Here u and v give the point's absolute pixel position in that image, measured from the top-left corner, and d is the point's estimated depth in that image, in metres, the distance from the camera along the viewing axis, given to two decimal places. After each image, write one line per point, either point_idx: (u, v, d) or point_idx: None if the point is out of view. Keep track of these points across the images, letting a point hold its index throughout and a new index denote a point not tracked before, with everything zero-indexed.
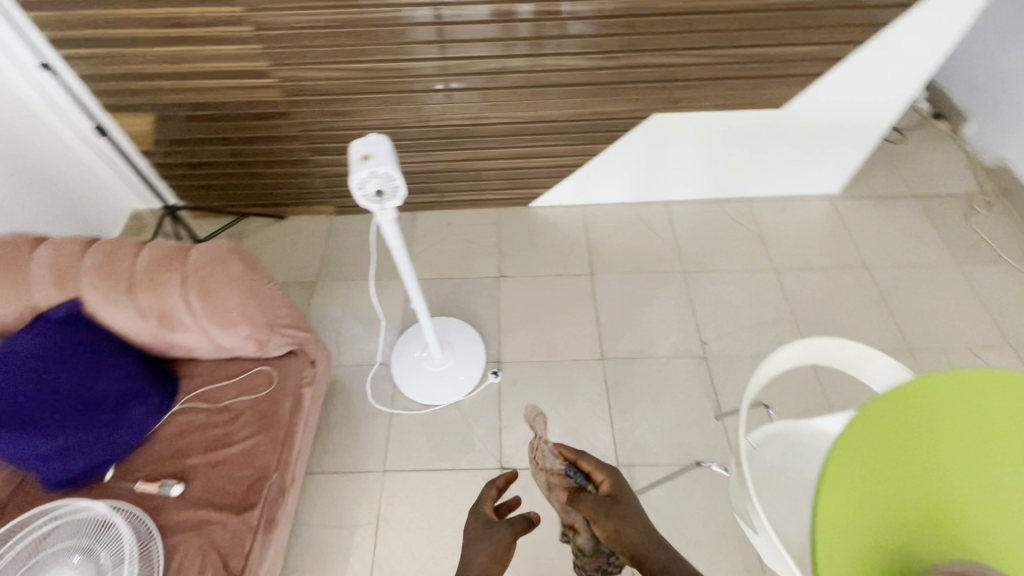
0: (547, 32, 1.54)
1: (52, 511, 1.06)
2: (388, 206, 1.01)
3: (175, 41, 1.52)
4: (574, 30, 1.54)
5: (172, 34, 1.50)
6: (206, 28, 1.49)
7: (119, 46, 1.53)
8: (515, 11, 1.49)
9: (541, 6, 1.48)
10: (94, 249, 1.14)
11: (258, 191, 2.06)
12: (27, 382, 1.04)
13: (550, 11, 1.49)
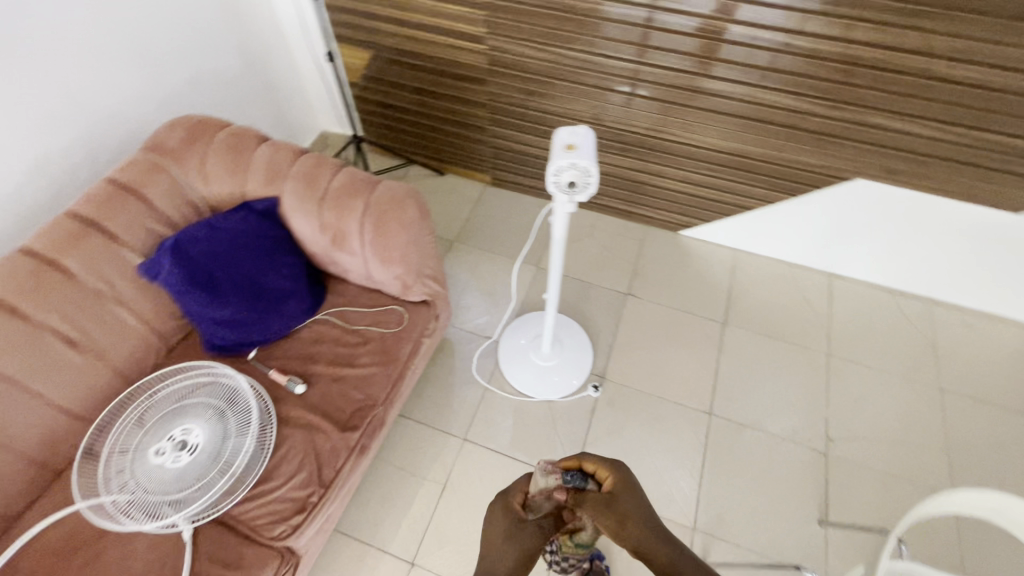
0: (761, 61, 1.45)
1: (209, 368, 1.22)
2: (575, 199, 1.00)
3: None
4: (790, 66, 1.44)
5: None
6: None
7: None
8: (729, 32, 1.42)
9: (764, 33, 1.39)
10: (304, 160, 1.27)
11: (430, 144, 2.18)
12: (221, 254, 1.19)
13: (771, 41, 1.40)
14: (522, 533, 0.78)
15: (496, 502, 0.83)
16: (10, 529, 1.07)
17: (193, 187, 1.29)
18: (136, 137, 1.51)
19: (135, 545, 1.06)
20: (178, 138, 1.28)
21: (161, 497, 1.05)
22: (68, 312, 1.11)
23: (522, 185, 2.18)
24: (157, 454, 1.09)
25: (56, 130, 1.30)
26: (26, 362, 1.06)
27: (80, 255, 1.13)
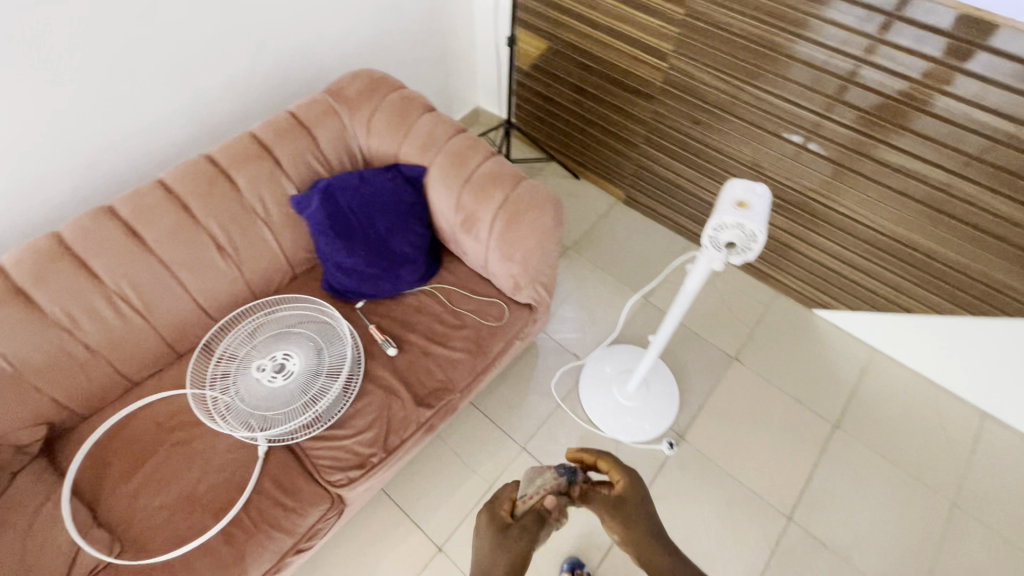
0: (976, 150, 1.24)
1: (320, 306, 1.31)
2: (730, 260, 0.91)
3: None
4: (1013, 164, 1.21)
5: None
6: None
7: None
8: (942, 106, 1.23)
9: (991, 119, 1.19)
10: (460, 138, 1.29)
11: (575, 146, 2.14)
12: (363, 206, 1.25)
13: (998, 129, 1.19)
14: (508, 539, 0.74)
15: (483, 513, 0.80)
16: (130, 392, 1.21)
17: (356, 137, 1.36)
18: (318, 78, 1.64)
19: (218, 444, 1.16)
20: (356, 90, 1.36)
21: (252, 409, 1.15)
22: (225, 221, 1.22)
23: (654, 211, 2.07)
24: (258, 369, 1.18)
25: (259, 57, 1.44)
26: (182, 255, 1.18)
27: (248, 173, 1.24)
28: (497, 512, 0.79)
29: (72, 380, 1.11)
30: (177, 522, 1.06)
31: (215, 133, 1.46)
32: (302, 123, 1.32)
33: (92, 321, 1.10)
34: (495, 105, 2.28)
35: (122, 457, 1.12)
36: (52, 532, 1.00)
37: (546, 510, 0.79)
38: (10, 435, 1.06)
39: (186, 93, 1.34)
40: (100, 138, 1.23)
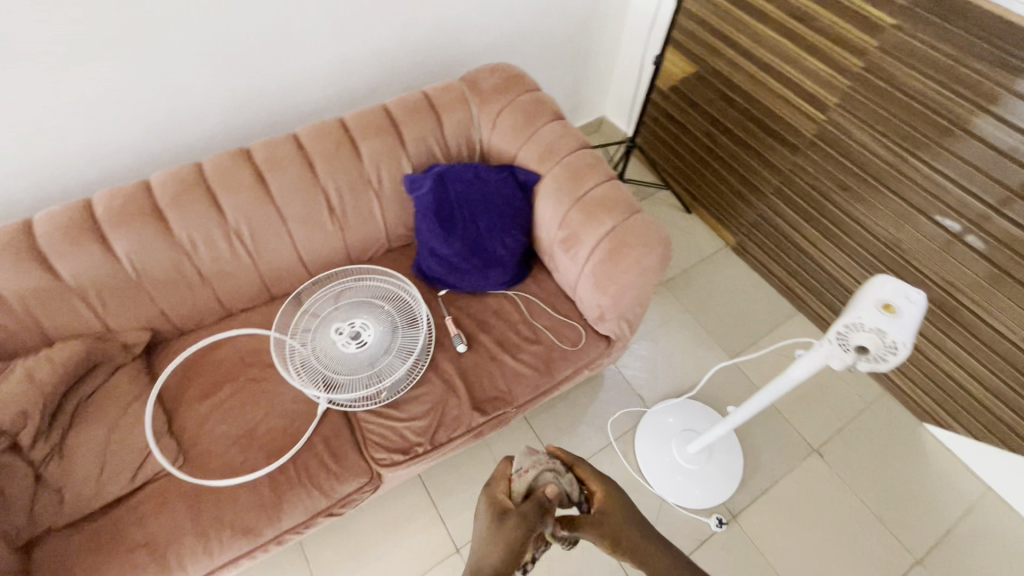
0: None
1: (404, 285, 1.34)
2: (862, 365, 0.79)
3: (769, 22, 1.48)
4: None
5: (776, 18, 1.45)
6: (808, 31, 1.40)
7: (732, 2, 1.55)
8: None
9: None
10: (582, 153, 1.24)
11: (694, 178, 2.01)
12: (470, 200, 1.24)
13: None
14: (503, 527, 0.62)
15: (482, 500, 0.69)
16: (225, 320, 1.31)
17: (479, 130, 1.36)
18: (457, 63, 1.66)
19: (285, 391, 1.22)
20: (491, 83, 1.35)
21: (322, 368, 1.20)
22: (341, 185, 1.27)
23: (764, 268, 1.90)
24: (336, 331, 1.23)
25: (409, 33, 1.48)
26: (297, 207, 1.24)
27: (372, 144, 1.28)
28: (491, 495, 0.69)
29: (180, 297, 1.21)
30: (234, 453, 1.14)
31: (352, 97, 1.53)
32: (433, 106, 1.34)
33: (208, 249, 1.19)
34: (621, 119, 2.20)
35: (204, 378, 1.22)
36: (133, 430, 1.10)
37: (544, 495, 0.67)
38: (122, 332, 1.18)
39: (337, 55, 1.40)
40: (255, 82, 1.33)
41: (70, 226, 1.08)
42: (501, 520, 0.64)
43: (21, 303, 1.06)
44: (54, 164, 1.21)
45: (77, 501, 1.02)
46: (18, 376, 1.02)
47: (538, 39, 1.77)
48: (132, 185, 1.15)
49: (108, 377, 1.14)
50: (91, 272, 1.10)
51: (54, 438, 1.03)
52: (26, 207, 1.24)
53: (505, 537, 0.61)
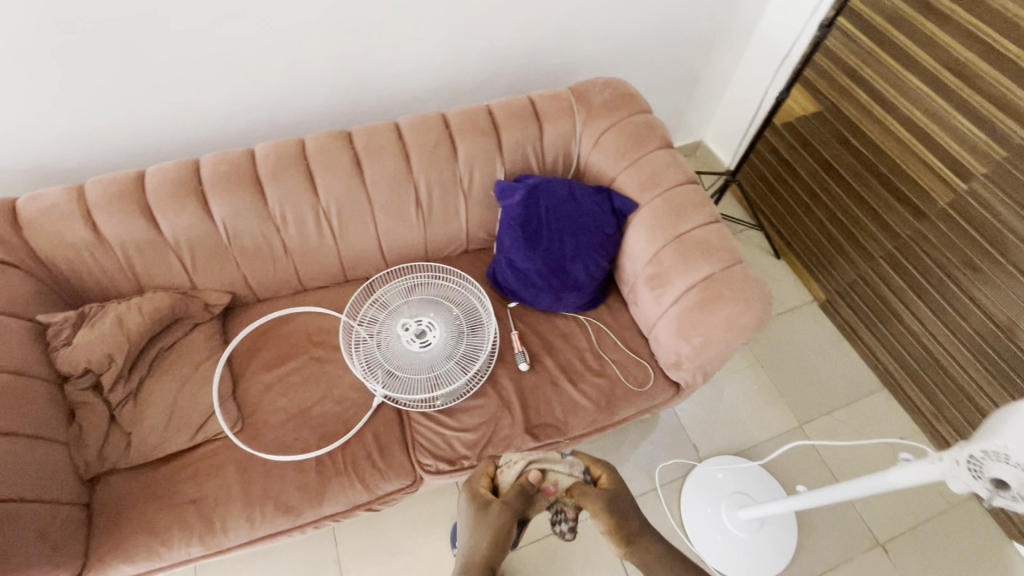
0: None
1: (474, 290, 1.31)
2: (997, 500, 0.69)
3: (921, 72, 1.33)
4: None
5: (931, 69, 1.31)
6: (968, 90, 1.24)
7: (880, 45, 1.41)
8: None
9: None
10: (686, 187, 1.16)
11: (791, 223, 1.88)
12: (560, 219, 1.19)
13: None
14: (487, 514, 0.80)
15: (465, 490, 0.88)
16: (299, 294, 1.33)
17: (580, 145, 1.30)
18: (565, 68, 1.60)
19: (345, 377, 1.23)
20: (600, 98, 1.28)
21: (384, 362, 1.19)
22: (433, 181, 1.25)
23: (852, 331, 1.75)
24: (402, 326, 1.21)
25: (523, 32, 1.43)
26: (387, 197, 1.23)
27: (470, 145, 1.25)
28: (475, 488, 0.86)
29: (262, 267, 1.23)
30: (289, 429, 1.16)
31: (454, 89, 1.50)
32: (537, 114, 1.29)
33: (296, 226, 1.20)
34: (722, 149, 2.07)
35: (271, 349, 1.24)
36: (201, 389, 1.14)
37: (526, 484, 0.84)
38: (205, 291, 1.21)
39: (448, 46, 1.38)
40: (365, 63, 1.33)
41: (176, 183, 1.11)
42: (483, 510, 0.82)
43: (122, 250, 1.10)
44: (170, 117, 1.25)
45: (142, 448, 1.07)
46: (109, 320, 1.06)
47: (652, 54, 1.68)
48: (237, 151, 1.17)
49: (186, 333, 1.18)
50: (187, 230, 1.13)
51: (131, 384, 1.08)
52: (140, 155, 1.30)
53: (488, 529, 0.78)
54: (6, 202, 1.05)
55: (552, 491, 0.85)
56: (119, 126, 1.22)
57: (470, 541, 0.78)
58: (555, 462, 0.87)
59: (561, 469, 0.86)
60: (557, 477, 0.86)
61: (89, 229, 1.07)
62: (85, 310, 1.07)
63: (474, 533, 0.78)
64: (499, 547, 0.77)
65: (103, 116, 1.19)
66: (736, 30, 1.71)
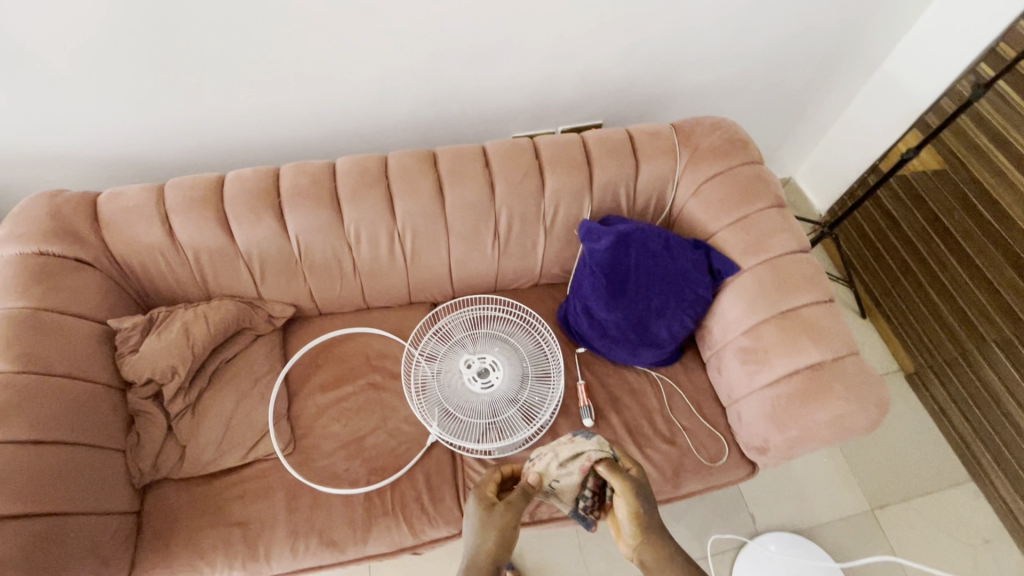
0: None
1: (541, 330, 1.23)
2: None
3: None
4: None
5: None
6: None
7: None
8: None
9: None
10: (798, 258, 1.04)
11: (885, 280, 1.68)
12: (650, 273, 1.09)
13: None
14: (492, 516, 0.73)
15: (470, 495, 0.80)
16: (361, 313, 1.28)
17: (677, 189, 1.18)
18: (663, 96, 1.48)
19: (401, 408, 1.18)
20: (707, 140, 1.16)
21: (444, 400, 1.13)
22: (515, 213, 1.16)
23: (942, 412, 1.57)
24: (465, 362, 1.14)
25: (627, 56, 1.32)
26: (464, 226, 1.16)
27: (560, 179, 1.15)
28: (482, 492, 0.79)
29: (329, 284, 1.19)
30: (340, 458, 1.12)
31: (543, 109, 1.41)
32: (634, 150, 1.18)
33: (368, 246, 1.14)
34: (813, 193, 1.90)
35: (330, 369, 1.20)
36: (258, 406, 1.11)
37: (529, 484, 0.81)
38: (270, 303, 1.18)
39: (544, 66, 1.28)
40: (456, 77, 1.25)
41: (254, 192, 1.07)
42: (491, 512, 0.75)
43: (195, 256, 1.07)
44: (253, 118, 1.21)
45: (195, 462, 1.04)
46: (176, 329, 1.04)
47: (758, 86, 1.54)
48: (319, 163, 1.12)
49: (247, 345, 1.15)
50: (260, 242, 1.08)
51: (191, 396, 1.05)
52: (220, 152, 1.27)
53: (495, 530, 0.71)
54: (89, 197, 1.03)
55: (586, 468, 0.81)
56: (204, 122, 1.19)
57: (474, 541, 0.71)
58: (576, 450, 0.84)
59: (589, 446, 0.84)
60: (587, 452, 0.82)
61: (166, 233, 1.04)
62: (153, 316, 1.05)
63: (479, 533, 0.72)
64: (505, 546, 0.71)
65: (189, 112, 1.16)
66: (855, 68, 1.54)
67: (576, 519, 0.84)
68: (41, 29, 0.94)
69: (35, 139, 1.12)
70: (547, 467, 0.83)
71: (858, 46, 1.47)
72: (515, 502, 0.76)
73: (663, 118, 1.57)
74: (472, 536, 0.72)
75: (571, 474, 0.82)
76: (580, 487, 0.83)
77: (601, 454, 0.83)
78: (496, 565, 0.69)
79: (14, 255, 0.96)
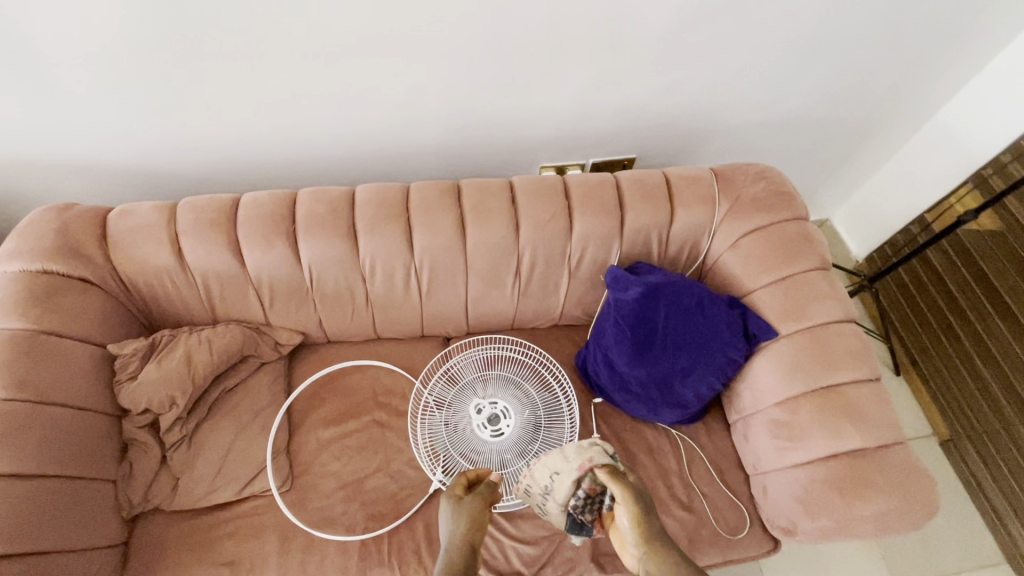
0: None
1: (558, 373, 1.17)
2: None
3: None
4: None
5: None
6: None
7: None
8: None
9: None
10: (842, 328, 0.96)
11: (925, 338, 1.58)
12: (680, 330, 1.02)
13: None
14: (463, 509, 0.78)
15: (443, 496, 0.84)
16: (371, 343, 1.22)
17: (713, 240, 1.11)
18: (702, 134, 1.41)
19: (405, 450, 1.12)
20: (751, 191, 1.08)
21: (451, 446, 1.06)
22: (539, 254, 1.10)
23: (980, 487, 1.46)
24: (475, 406, 1.07)
25: (667, 93, 1.25)
26: (485, 264, 1.10)
27: (590, 221, 1.08)
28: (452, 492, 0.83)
29: (340, 314, 1.14)
30: (338, 500, 1.06)
31: (574, 141, 1.34)
32: (671, 195, 1.10)
33: (384, 279, 1.09)
34: (852, 238, 1.78)
35: (335, 403, 1.15)
36: (257, 439, 1.06)
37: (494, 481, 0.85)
38: (278, 329, 1.13)
39: (580, 98, 1.22)
40: (486, 105, 1.20)
41: (268, 217, 1.02)
42: (463, 507, 0.79)
43: (203, 280, 1.03)
44: (273, 137, 1.17)
45: (188, 497, 1.00)
46: (177, 356, 0.99)
47: (803, 128, 1.46)
48: (338, 190, 1.07)
49: (251, 373, 1.11)
50: (271, 269, 1.04)
51: (188, 427, 1.01)
52: (237, 168, 1.23)
53: (467, 521, 0.76)
54: (99, 214, 1.00)
55: (585, 469, 0.85)
56: (222, 139, 1.15)
57: (450, 530, 0.76)
58: (579, 451, 0.89)
59: (592, 449, 0.88)
60: (589, 454, 0.87)
61: (175, 255, 1.00)
62: (156, 340, 1.01)
63: (452, 525, 0.76)
64: (479, 528, 0.76)
65: (208, 128, 1.12)
66: (909, 114, 1.44)
67: (572, 530, 0.88)
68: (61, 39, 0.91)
69: (49, 148, 1.09)
70: (551, 466, 0.89)
71: (915, 90, 1.36)
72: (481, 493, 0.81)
73: (700, 156, 1.49)
74: (448, 527, 0.77)
75: (571, 473, 0.86)
76: (575, 488, 0.87)
77: (603, 458, 0.87)
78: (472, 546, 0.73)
79: (18, 273, 0.92)
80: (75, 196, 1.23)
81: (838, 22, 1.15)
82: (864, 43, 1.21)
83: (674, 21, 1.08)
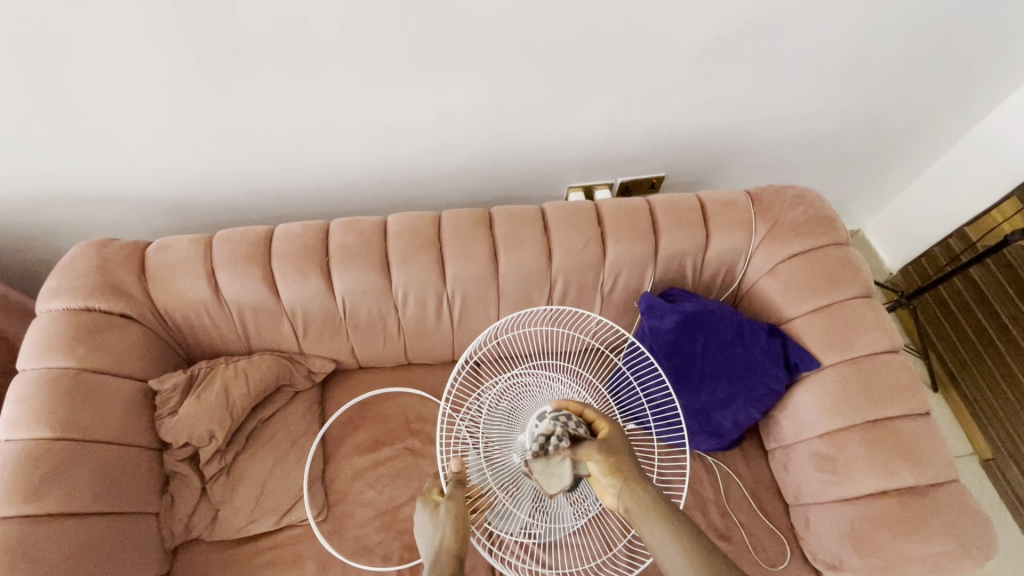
0: None
1: (628, 386, 0.98)
2: None
3: None
4: None
5: None
6: None
7: None
8: None
9: None
10: (887, 359, 0.95)
11: (964, 353, 1.51)
12: (719, 360, 1.00)
13: None
14: (441, 518, 0.70)
15: (425, 501, 0.75)
16: (402, 369, 1.22)
17: (750, 264, 1.08)
18: (736, 151, 1.37)
19: None
20: (789, 215, 1.06)
21: (491, 473, 0.83)
22: (572, 282, 1.09)
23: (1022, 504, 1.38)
24: (536, 421, 0.80)
25: (701, 113, 1.22)
26: (517, 292, 1.09)
27: (623, 249, 1.06)
28: (431, 501, 0.74)
29: (372, 342, 1.14)
30: (373, 529, 1.05)
31: (604, 161, 1.33)
32: (705, 220, 1.08)
33: (415, 308, 1.09)
34: (885, 249, 1.73)
35: (368, 429, 1.15)
36: (293, 468, 1.07)
37: (456, 471, 0.75)
38: (311, 358, 1.14)
39: (610, 119, 1.20)
40: (516, 128, 1.18)
41: (302, 251, 1.03)
42: (437, 510, 0.72)
43: (239, 312, 1.04)
44: (304, 166, 1.17)
45: (227, 527, 1.01)
46: (215, 390, 1.01)
47: (839, 144, 1.41)
48: (371, 222, 1.07)
49: (286, 402, 1.12)
50: (305, 301, 1.04)
51: (227, 458, 1.03)
52: (269, 199, 1.24)
53: (453, 530, 0.68)
54: (138, 251, 1.01)
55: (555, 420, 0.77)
56: (253, 169, 1.15)
57: (431, 540, 0.69)
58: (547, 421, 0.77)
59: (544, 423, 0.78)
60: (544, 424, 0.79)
61: (211, 289, 1.01)
62: (194, 373, 1.03)
63: (436, 530, 0.69)
64: (465, 538, 0.68)
65: (238, 159, 1.12)
66: (951, 127, 1.38)
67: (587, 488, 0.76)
68: (87, 78, 0.90)
69: (85, 183, 1.10)
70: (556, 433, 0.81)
71: (958, 103, 1.30)
72: (455, 495, 0.72)
73: (732, 172, 1.46)
74: (428, 537, 0.70)
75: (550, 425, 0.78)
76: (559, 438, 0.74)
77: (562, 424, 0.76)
78: (460, 557, 0.66)
79: (63, 310, 0.94)
80: (116, 232, 1.26)
81: (879, 36, 1.09)
82: (908, 57, 1.15)
83: (708, 42, 1.04)
